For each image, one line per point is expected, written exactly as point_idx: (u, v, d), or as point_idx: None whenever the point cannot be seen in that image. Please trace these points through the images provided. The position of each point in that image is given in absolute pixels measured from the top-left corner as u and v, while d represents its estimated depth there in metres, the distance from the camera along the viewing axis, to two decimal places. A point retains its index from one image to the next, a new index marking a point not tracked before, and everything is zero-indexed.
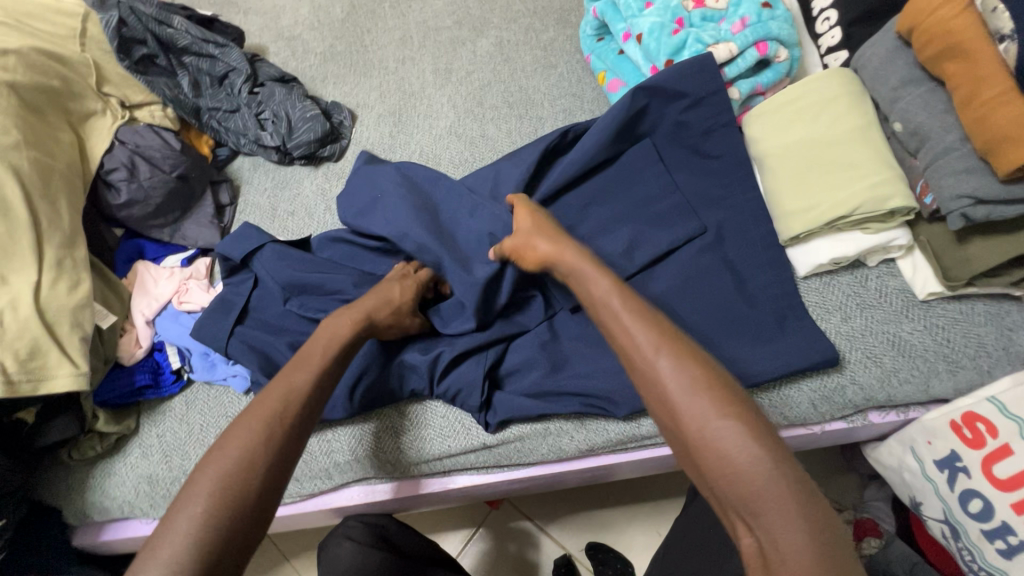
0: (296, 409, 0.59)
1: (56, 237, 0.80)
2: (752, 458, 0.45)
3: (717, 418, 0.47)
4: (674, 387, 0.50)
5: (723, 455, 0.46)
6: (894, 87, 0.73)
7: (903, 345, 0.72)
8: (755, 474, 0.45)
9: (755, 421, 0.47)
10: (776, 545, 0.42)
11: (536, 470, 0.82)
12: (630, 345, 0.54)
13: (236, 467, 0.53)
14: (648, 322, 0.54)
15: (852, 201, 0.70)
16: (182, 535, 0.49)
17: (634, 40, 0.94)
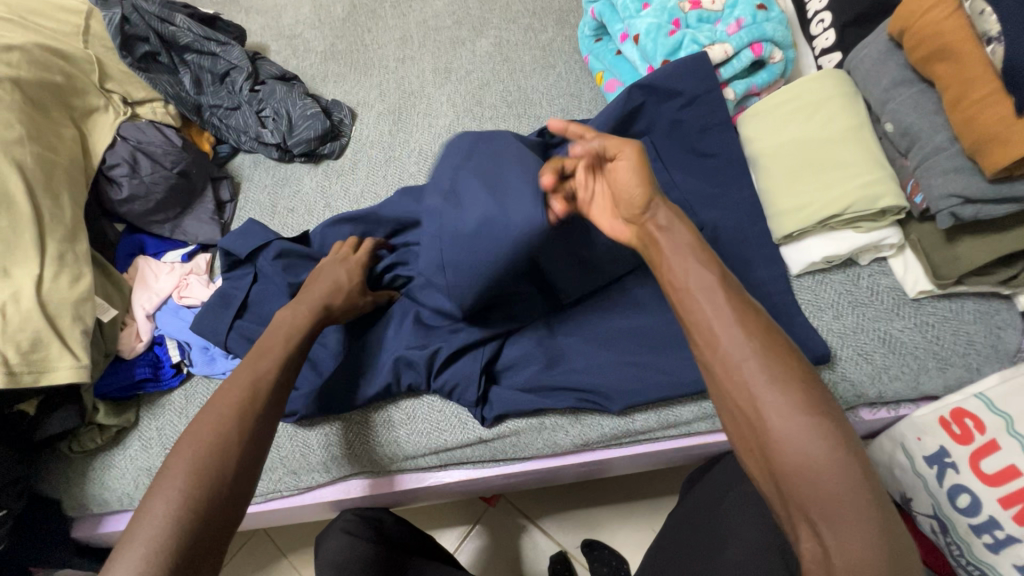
0: (265, 396, 0.61)
1: (58, 231, 0.81)
2: (829, 458, 0.44)
3: (806, 416, 0.46)
4: (758, 381, 0.48)
5: (801, 454, 0.45)
6: (886, 88, 0.74)
7: (894, 342, 0.73)
8: (828, 476, 0.44)
9: (832, 421, 0.46)
10: (839, 544, 0.43)
11: (532, 464, 0.83)
12: (710, 329, 0.51)
13: (210, 453, 0.55)
14: (739, 305, 0.51)
15: (844, 200, 0.71)
16: (156, 517, 0.50)
17: (631, 40, 0.95)
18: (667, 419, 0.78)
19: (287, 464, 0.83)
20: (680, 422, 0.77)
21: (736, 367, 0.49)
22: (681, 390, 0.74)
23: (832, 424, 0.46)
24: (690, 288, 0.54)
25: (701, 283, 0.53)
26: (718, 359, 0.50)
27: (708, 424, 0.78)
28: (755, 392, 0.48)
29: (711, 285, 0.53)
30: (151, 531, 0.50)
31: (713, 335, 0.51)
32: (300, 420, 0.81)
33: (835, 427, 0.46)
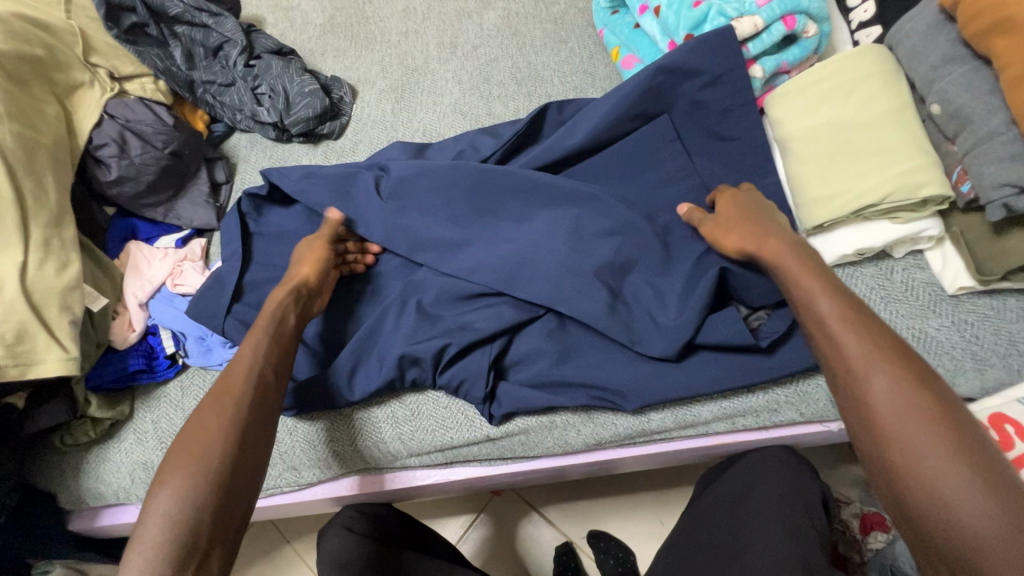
0: (250, 391, 0.59)
1: (42, 216, 0.76)
2: (978, 512, 0.41)
3: (933, 446, 0.44)
4: (891, 422, 0.46)
5: (944, 498, 0.42)
6: (934, 65, 0.68)
7: (929, 341, 0.69)
8: (984, 527, 0.41)
9: (983, 464, 0.43)
10: None
11: (541, 463, 0.80)
12: (846, 364, 0.50)
13: (197, 450, 0.54)
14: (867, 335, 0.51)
15: (881, 189, 0.66)
16: (154, 518, 0.50)
17: (652, 13, 0.89)
18: (685, 419, 0.74)
19: (286, 459, 0.80)
20: (698, 422, 0.74)
21: (869, 408, 0.48)
22: (699, 390, 0.71)
23: (986, 466, 0.43)
24: (827, 324, 0.53)
25: (829, 320, 0.53)
26: (856, 394, 0.49)
27: (729, 425, 0.75)
28: (900, 429, 0.46)
29: (844, 320, 0.52)
30: (150, 532, 0.50)
31: (846, 370, 0.50)
32: (301, 414, 0.78)
33: (990, 470, 0.42)
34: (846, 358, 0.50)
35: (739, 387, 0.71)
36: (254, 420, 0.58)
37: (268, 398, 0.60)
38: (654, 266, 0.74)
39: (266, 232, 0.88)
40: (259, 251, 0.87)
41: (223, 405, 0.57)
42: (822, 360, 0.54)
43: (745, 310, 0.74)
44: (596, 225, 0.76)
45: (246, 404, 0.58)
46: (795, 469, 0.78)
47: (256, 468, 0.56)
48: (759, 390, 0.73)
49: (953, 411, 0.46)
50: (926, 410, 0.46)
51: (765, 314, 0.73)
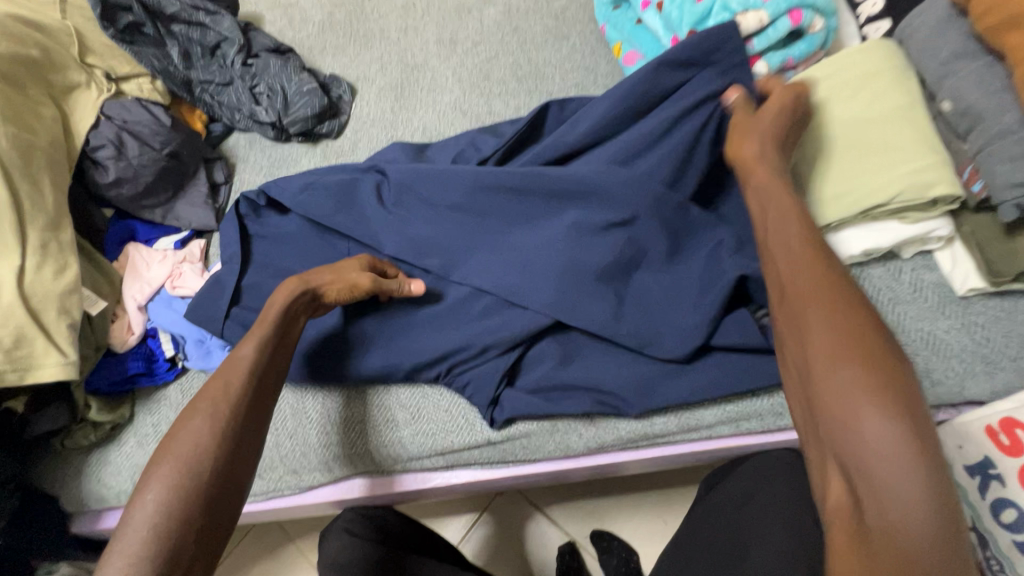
0: (245, 394, 0.57)
1: (39, 219, 0.76)
2: (882, 425, 0.41)
3: (850, 365, 0.44)
4: (823, 336, 0.46)
5: (852, 412, 0.42)
6: (945, 61, 0.67)
7: (938, 344, 0.68)
8: (880, 437, 0.41)
9: (899, 385, 0.43)
10: (877, 505, 0.39)
11: (542, 467, 0.79)
12: (796, 286, 0.50)
13: (188, 453, 0.52)
14: (814, 265, 0.51)
15: (891, 189, 0.65)
16: (138, 524, 0.48)
17: (654, 8, 0.87)
18: (688, 423, 0.73)
19: (286, 463, 0.79)
20: (702, 425, 0.73)
21: (805, 328, 0.48)
22: (703, 394, 0.70)
23: (902, 387, 0.42)
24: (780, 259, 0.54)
25: (791, 247, 0.53)
26: (799, 313, 0.49)
27: (733, 429, 0.74)
28: (832, 344, 0.45)
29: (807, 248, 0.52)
30: (132, 532, 0.48)
31: (790, 293, 0.51)
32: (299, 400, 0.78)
33: (906, 392, 0.42)
34: (791, 284, 0.51)
35: (743, 391, 0.70)
36: (246, 432, 0.56)
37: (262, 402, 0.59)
38: (657, 268, 0.73)
39: (264, 233, 0.88)
40: (258, 253, 0.86)
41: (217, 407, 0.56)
42: (772, 291, 0.54)
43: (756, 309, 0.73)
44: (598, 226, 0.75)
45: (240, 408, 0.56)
46: (800, 472, 0.77)
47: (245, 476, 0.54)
48: (764, 393, 0.72)
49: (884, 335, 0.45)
50: (856, 334, 0.45)
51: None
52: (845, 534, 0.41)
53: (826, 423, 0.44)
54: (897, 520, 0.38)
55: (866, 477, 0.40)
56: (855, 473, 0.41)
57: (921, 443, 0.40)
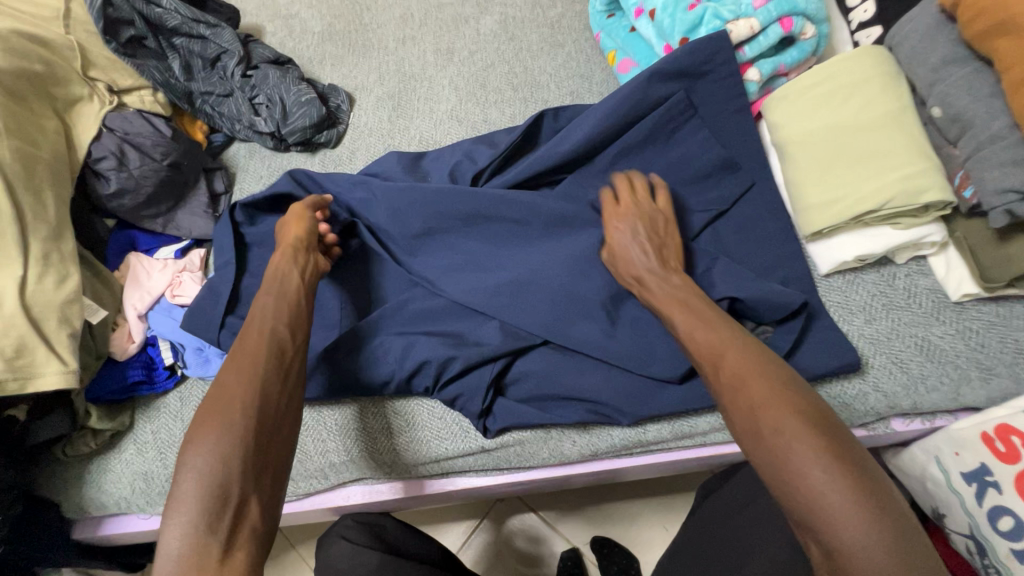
0: (265, 354, 0.59)
1: (41, 230, 0.77)
2: (828, 476, 0.45)
3: (786, 424, 0.48)
4: (748, 404, 0.51)
5: (795, 467, 0.46)
6: (935, 67, 0.67)
7: (933, 350, 0.67)
8: (826, 487, 0.44)
9: (833, 436, 0.47)
10: (845, 552, 0.43)
11: (538, 474, 0.79)
12: (712, 357, 0.56)
13: (226, 403, 0.54)
14: (724, 334, 0.56)
15: (882, 195, 0.65)
16: (191, 472, 0.50)
17: (647, 16, 0.88)
18: (681, 430, 0.73)
19: None
20: (695, 433, 0.73)
21: (736, 396, 0.52)
22: (693, 403, 0.70)
23: (836, 440, 0.47)
24: (691, 331, 0.59)
25: (694, 321, 0.59)
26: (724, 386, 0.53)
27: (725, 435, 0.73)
28: (761, 414, 0.49)
29: (704, 322, 0.58)
30: (184, 495, 0.49)
31: (714, 364, 0.55)
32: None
33: (833, 440, 0.47)
34: (711, 354, 0.56)
35: None
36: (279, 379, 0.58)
37: (285, 357, 0.60)
38: None
39: (260, 244, 0.89)
40: (255, 263, 0.87)
41: (240, 371, 0.56)
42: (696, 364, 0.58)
43: (748, 324, 0.70)
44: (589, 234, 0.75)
45: (263, 367, 0.57)
46: None
47: (288, 435, 0.56)
48: None
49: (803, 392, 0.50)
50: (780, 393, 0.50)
51: (770, 327, 0.69)
52: None
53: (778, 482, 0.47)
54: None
55: (832, 532, 0.43)
56: (822, 536, 0.44)
57: (870, 493, 0.44)
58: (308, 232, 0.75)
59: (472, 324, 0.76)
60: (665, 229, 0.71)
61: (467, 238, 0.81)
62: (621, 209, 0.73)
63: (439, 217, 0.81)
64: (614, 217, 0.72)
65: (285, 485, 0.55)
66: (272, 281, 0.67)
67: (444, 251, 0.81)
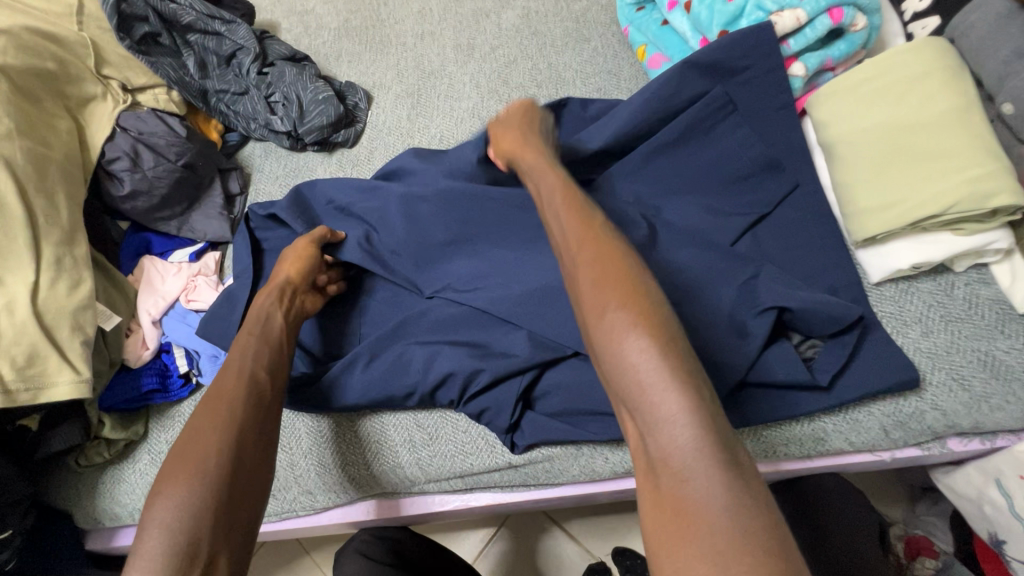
0: (243, 400, 0.56)
1: (53, 234, 0.75)
2: (643, 354, 0.41)
3: (614, 305, 0.44)
4: (587, 291, 0.46)
5: (617, 346, 0.42)
6: (1005, 60, 0.62)
7: (997, 366, 0.63)
8: (642, 365, 0.41)
9: (659, 318, 0.43)
10: (652, 432, 0.39)
11: (566, 491, 0.75)
12: (568, 239, 0.51)
13: (201, 451, 0.50)
14: (582, 221, 0.52)
15: (945, 199, 0.60)
16: (158, 530, 0.45)
17: (681, 9, 0.83)
18: None
19: (300, 483, 0.77)
20: None
21: (578, 281, 0.48)
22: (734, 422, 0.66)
23: (661, 323, 0.43)
24: (559, 215, 0.54)
25: (560, 213, 0.54)
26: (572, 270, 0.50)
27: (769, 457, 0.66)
28: (593, 296, 0.46)
29: (569, 209, 0.54)
30: (145, 553, 0.45)
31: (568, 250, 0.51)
32: (313, 411, 0.75)
33: (658, 322, 0.42)
34: (567, 241, 0.51)
35: (787, 415, 0.64)
36: (257, 428, 0.55)
37: (263, 405, 0.58)
38: None
39: (277, 247, 0.85)
40: (272, 266, 0.84)
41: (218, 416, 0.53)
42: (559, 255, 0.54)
43: (795, 338, 0.67)
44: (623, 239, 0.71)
45: (241, 412, 0.55)
46: None
47: (262, 486, 0.53)
48: (805, 419, 0.65)
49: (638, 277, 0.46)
50: (616, 276, 0.46)
51: (819, 342, 0.66)
52: (641, 471, 0.40)
53: (604, 365, 0.44)
54: (682, 457, 0.37)
55: (645, 412, 0.40)
56: (642, 417, 0.40)
57: (688, 376, 0.40)
58: (304, 266, 0.73)
59: (498, 333, 0.73)
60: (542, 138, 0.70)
61: (492, 243, 0.78)
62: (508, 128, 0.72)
63: (463, 220, 0.77)
64: (513, 125, 0.71)
65: (254, 539, 0.51)
66: (255, 323, 0.65)
67: (468, 255, 0.78)
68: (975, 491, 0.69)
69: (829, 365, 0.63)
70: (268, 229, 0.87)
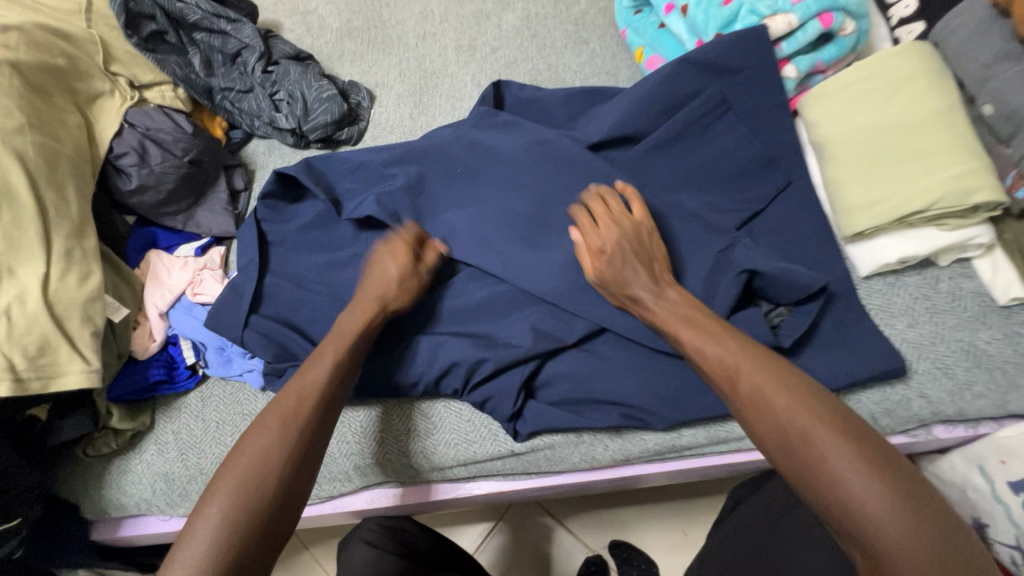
0: (304, 428, 0.58)
1: (64, 226, 0.76)
2: (859, 480, 0.46)
3: (813, 430, 0.49)
4: (779, 417, 0.51)
5: (828, 471, 0.47)
6: (986, 64, 0.65)
7: (979, 356, 0.66)
8: (858, 490, 0.45)
9: (863, 441, 0.48)
10: (888, 557, 0.43)
11: (566, 478, 0.78)
12: (726, 366, 0.57)
13: (252, 470, 0.54)
14: (736, 346, 0.57)
15: (929, 195, 0.63)
16: (198, 536, 0.51)
17: (678, 12, 0.86)
18: (717, 435, 0.72)
19: None
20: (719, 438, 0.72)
21: (755, 406, 0.53)
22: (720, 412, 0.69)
23: (862, 444, 0.48)
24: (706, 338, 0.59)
25: (712, 334, 0.59)
26: (748, 406, 0.53)
27: None
28: (793, 429, 0.50)
29: (713, 336, 0.59)
30: (186, 558, 0.50)
31: (728, 376, 0.56)
32: None
33: (860, 443, 0.48)
34: (727, 367, 0.56)
35: None
36: (309, 455, 0.58)
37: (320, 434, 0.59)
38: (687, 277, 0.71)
39: (283, 241, 0.87)
40: (278, 261, 0.86)
41: (280, 438, 0.57)
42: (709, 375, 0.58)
43: (765, 306, 0.69)
44: None
45: (302, 441, 0.57)
46: None
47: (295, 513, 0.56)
48: None
49: (830, 404, 0.51)
50: (802, 399, 0.51)
51: (786, 310, 0.68)
52: None
53: (813, 491, 0.48)
54: None
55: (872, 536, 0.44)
56: (872, 542, 0.44)
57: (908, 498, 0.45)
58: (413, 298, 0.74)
59: (500, 326, 0.74)
60: (649, 240, 0.68)
61: None
62: (600, 229, 0.69)
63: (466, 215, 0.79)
64: (620, 257, 0.67)
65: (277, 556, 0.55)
66: (343, 343, 0.65)
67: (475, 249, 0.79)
68: (959, 477, 0.72)
69: (795, 343, 0.67)
70: (274, 225, 0.88)
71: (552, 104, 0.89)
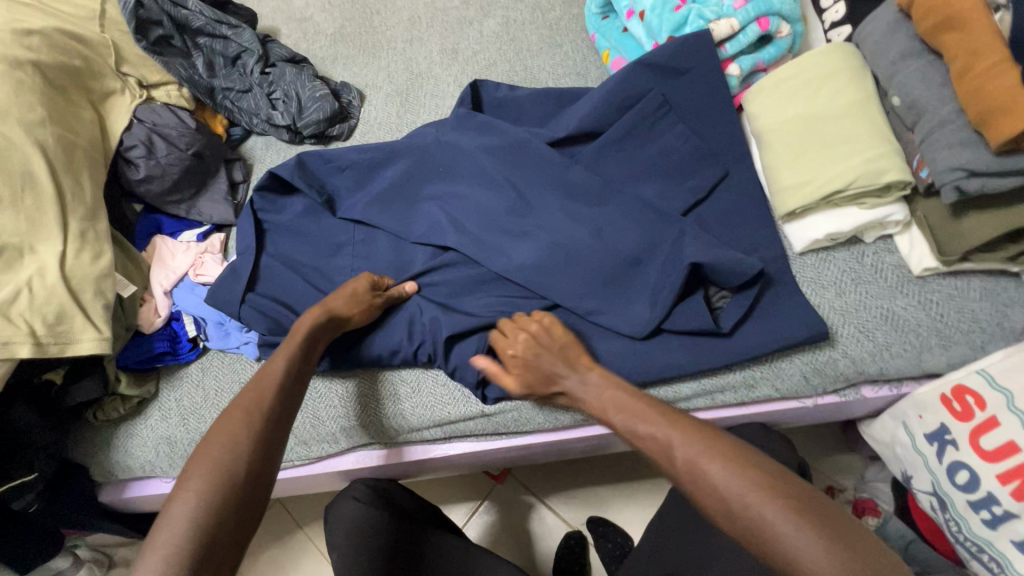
0: (269, 418, 0.59)
1: (79, 210, 0.84)
2: (793, 530, 0.46)
3: (747, 487, 0.50)
4: (715, 482, 0.52)
5: (765, 527, 0.48)
6: (893, 60, 0.73)
7: (896, 320, 0.73)
8: (794, 540, 0.46)
9: (795, 493, 0.49)
10: None
11: (534, 439, 0.85)
12: (660, 447, 0.58)
13: (224, 456, 0.55)
14: (665, 422, 0.59)
15: (848, 176, 0.71)
16: (171, 519, 0.50)
17: (637, 17, 0.94)
18: None
19: (297, 434, 0.85)
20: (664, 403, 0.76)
21: (693, 474, 0.54)
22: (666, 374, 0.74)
23: (795, 496, 0.49)
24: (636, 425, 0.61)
25: (644, 420, 0.61)
26: (684, 477, 0.54)
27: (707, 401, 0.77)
28: (729, 494, 0.51)
29: (642, 417, 0.61)
30: (161, 543, 0.49)
31: (666, 455, 0.57)
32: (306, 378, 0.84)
33: (791, 496, 0.49)
34: (661, 443, 0.57)
35: (717, 364, 0.74)
36: (275, 441, 0.59)
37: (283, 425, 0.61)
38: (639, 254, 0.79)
39: (278, 227, 0.95)
40: (272, 245, 0.94)
41: (246, 424, 0.58)
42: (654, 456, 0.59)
43: (710, 290, 0.78)
44: (580, 215, 0.82)
45: (267, 431, 0.59)
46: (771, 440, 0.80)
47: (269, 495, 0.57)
48: (737, 367, 0.75)
49: (761, 464, 0.52)
50: (732, 458, 0.53)
51: (729, 294, 0.77)
52: None
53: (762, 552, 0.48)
54: None
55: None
56: None
57: (841, 542, 0.45)
58: (370, 317, 0.79)
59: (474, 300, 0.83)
60: (555, 338, 0.72)
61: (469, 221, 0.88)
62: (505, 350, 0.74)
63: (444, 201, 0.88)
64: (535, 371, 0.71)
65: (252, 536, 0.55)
66: (293, 340, 0.70)
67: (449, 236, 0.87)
68: (889, 435, 0.80)
69: (732, 313, 0.74)
70: (269, 212, 0.96)
71: (524, 102, 0.98)
